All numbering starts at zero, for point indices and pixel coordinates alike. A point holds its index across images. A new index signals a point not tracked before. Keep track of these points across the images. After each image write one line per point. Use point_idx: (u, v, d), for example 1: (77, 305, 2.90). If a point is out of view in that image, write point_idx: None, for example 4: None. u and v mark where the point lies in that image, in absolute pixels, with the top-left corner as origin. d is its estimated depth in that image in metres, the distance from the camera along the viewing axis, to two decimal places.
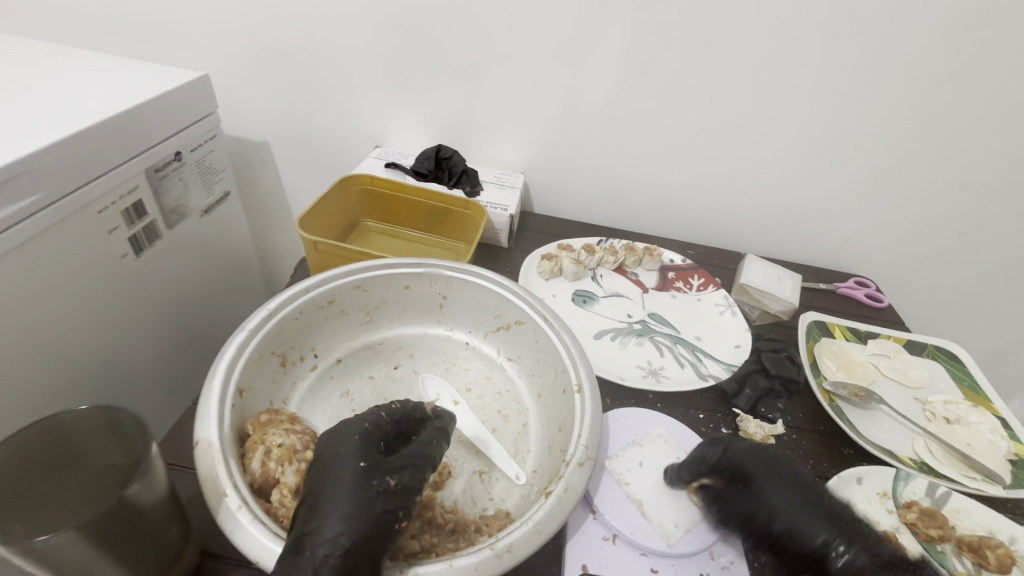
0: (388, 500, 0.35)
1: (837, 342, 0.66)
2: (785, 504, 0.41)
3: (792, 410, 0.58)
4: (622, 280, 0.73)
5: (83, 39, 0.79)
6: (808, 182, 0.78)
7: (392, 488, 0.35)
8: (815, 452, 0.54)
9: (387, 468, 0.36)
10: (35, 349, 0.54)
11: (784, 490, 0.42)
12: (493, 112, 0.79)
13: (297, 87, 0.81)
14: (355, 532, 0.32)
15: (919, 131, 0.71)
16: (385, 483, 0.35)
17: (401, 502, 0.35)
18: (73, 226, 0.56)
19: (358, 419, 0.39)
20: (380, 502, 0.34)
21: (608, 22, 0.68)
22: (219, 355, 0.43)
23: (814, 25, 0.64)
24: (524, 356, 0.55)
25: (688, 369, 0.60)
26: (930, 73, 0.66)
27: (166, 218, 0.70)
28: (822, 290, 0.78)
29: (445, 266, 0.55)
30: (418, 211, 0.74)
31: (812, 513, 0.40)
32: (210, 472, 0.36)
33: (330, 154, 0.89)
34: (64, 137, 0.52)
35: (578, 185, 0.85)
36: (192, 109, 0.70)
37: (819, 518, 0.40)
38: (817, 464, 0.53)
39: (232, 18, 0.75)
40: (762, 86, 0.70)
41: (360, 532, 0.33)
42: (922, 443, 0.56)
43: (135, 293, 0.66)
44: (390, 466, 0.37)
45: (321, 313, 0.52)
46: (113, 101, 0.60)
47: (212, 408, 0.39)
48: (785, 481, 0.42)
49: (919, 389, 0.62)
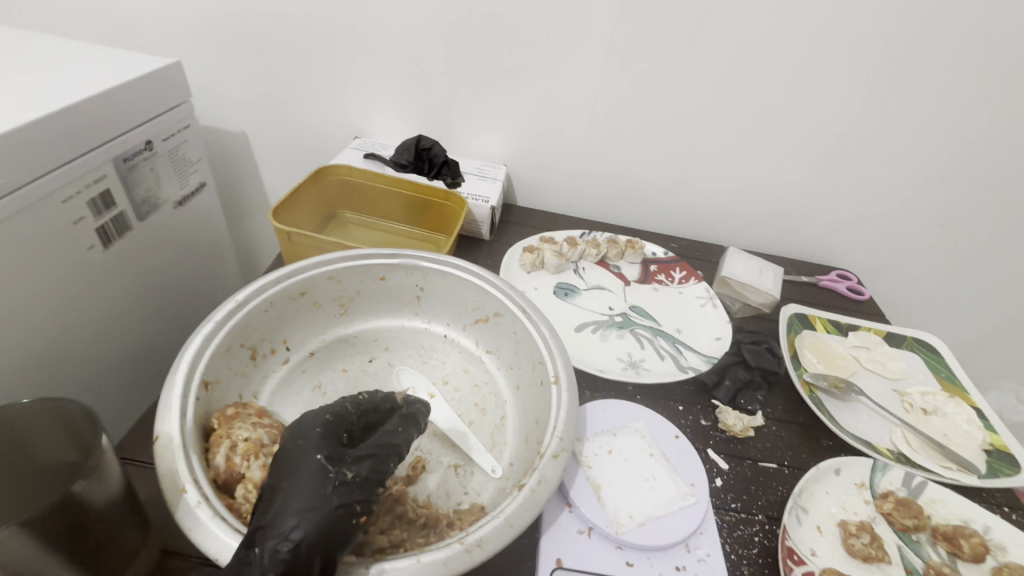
0: (349, 490, 0.33)
1: (817, 334, 0.66)
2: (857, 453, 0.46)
3: (772, 402, 0.58)
4: (604, 273, 0.72)
5: (50, 25, 0.77)
6: (790, 175, 0.78)
7: (353, 481, 0.34)
8: (796, 443, 0.54)
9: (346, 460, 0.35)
10: None
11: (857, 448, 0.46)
12: (475, 102, 0.78)
13: (274, 76, 0.79)
14: (311, 525, 0.31)
15: (900, 124, 0.71)
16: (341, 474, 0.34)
17: (361, 495, 0.34)
18: (34, 216, 0.54)
19: (321, 411, 0.38)
20: (339, 495, 0.33)
21: (589, 12, 0.67)
22: (183, 347, 0.41)
23: (794, 16, 0.64)
24: (502, 348, 0.54)
25: (668, 362, 0.60)
26: (909, 65, 0.66)
27: (136, 210, 0.68)
28: (804, 283, 0.78)
29: (422, 257, 0.54)
30: (397, 202, 0.73)
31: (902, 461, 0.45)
32: (169, 468, 0.34)
33: (309, 145, 0.87)
34: (21, 123, 0.50)
35: (561, 178, 0.84)
36: (164, 97, 0.68)
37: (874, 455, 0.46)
38: (797, 456, 0.53)
39: (205, 4, 0.73)
40: (743, 79, 0.70)
41: (317, 525, 0.31)
42: (900, 434, 0.56)
43: (103, 286, 0.64)
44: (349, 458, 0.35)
45: (293, 304, 0.50)
46: (77, 88, 0.58)
47: (174, 402, 0.38)
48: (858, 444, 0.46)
49: (897, 381, 0.63)
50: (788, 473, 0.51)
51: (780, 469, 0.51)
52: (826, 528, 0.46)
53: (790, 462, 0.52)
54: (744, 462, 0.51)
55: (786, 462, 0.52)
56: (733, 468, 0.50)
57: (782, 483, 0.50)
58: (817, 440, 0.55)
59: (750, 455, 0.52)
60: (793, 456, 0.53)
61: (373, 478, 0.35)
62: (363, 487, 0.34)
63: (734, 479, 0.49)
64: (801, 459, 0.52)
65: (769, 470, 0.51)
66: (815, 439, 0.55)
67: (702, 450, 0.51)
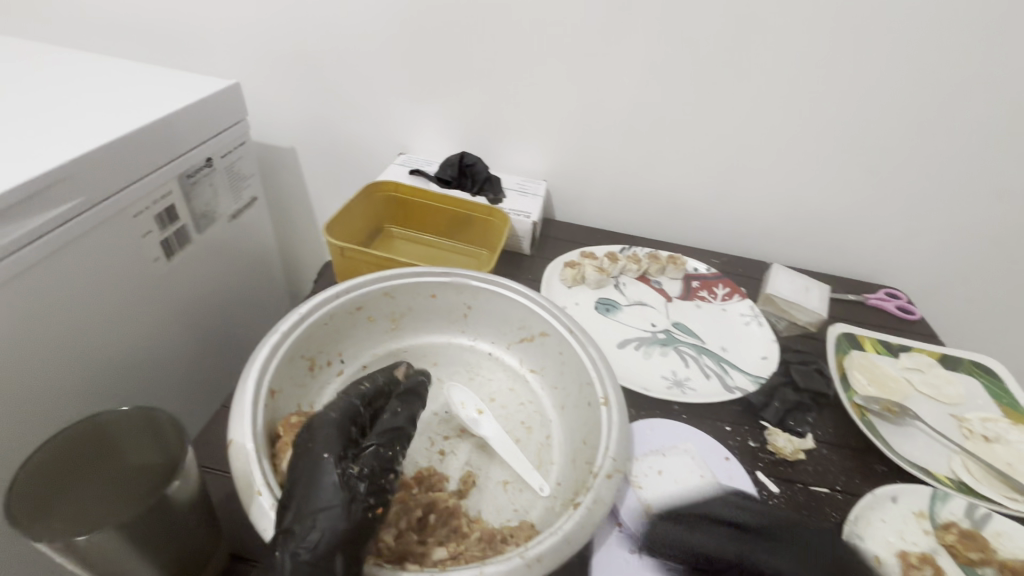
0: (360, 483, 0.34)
1: (867, 355, 0.65)
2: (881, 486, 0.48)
3: (822, 424, 0.56)
4: (645, 288, 0.72)
5: (122, 50, 0.83)
6: (837, 191, 0.77)
7: (364, 475, 0.35)
8: (848, 468, 0.53)
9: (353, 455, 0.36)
10: (73, 348, 0.56)
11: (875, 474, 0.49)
12: (517, 119, 0.80)
13: (324, 95, 0.83)
14: (337, 529, 0.32)
15: (953, 138, 0.69)
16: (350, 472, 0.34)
17: (372, 487, 0.34)
18: (109, 230, 0.57)
19: (330, 409, 0.39)
20: (350, 495, 0.33)
21: (633, 31, 0.68)
22: (253, 356, 0.43)
23: (842, 33, 0.63)
24: (548, 368, 0.55)
25: (714, 381, 0.59)
26: (963, 81, 0.64)
27: (196, 223, 0.71)
28: (850, 301, 0.76)
29: (472, 277, 0.55)
30: (441, 217, 0.75)
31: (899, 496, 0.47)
32: (244, 471, 0.36)
33: (355, 160, 0.90)
34: (102, 144, 0.54)
35: (600, 193, 0.85)
36: (225, 115, 0.72)
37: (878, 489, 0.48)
38: (849, 481, 0.51)
39: (263, 29, 0.77)
40: (789, 95, 0.69)
41: (337, 527, 0.32)
42: (959, 461, 0.54)
43: (165, 294, 0.68)
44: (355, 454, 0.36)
45: (349, 319, 0.52)
46: (149, 110, 0.61)
47: (246, 407, 0.40)
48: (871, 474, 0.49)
49: (954, 405, 0.61)
50: (840, 498, 0.50)
51: (832, 494, 0.50)
52: (885, 559, 0.45)
53: (843, 488, 0.51)
54: (795, 486, 0.50)
55: (839, 488, 0.51)
56: (784, 492, 0.49)
57: (836, 509, 0.49)
58: (870, 465, 0.53)
59: (800, 479, 0.51)
60: (847, 482, 0.51)
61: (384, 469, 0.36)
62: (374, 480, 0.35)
63: (785, 502, 0.48)
64: (854, 485, 0.51)
65: (822, 494, 0.50)
66: (867, 464, 0.53)
67: (751, 472, 0.51)
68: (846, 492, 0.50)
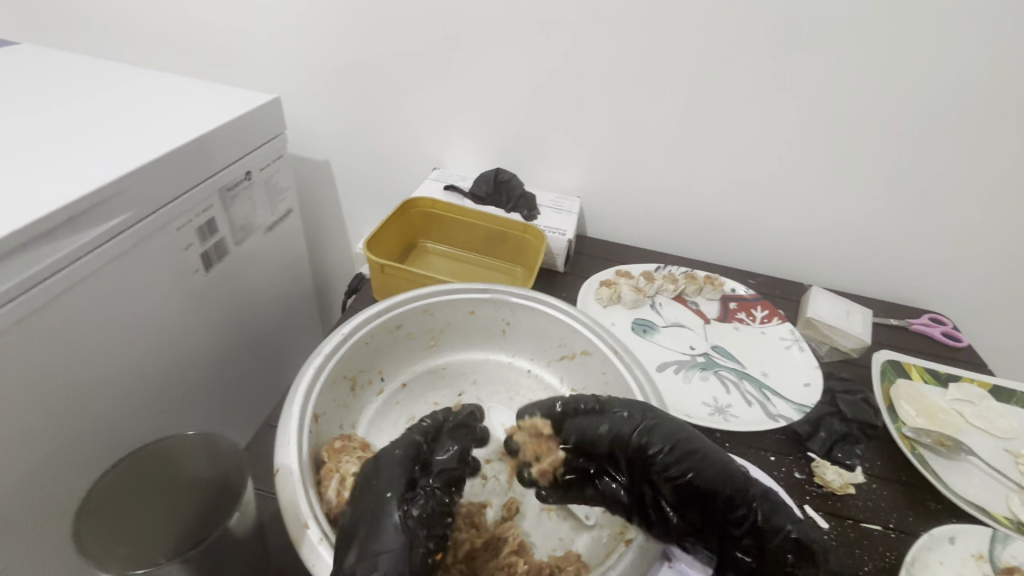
0: (420, 522, 0.35)
1: (914, 384, 0.63)
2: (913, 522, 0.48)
3: (871, 456, 0.55)
4: (682, 309, 0.71)
5: (167, 64, 0.84)
6: (880, 213, 0.75)
7: (423, 515, 0.35)
8: (900, 503, 0.51)
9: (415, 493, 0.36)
10: (120, 361, 0.57)
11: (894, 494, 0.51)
12: (552, 135, 0.79)
13: (360, 109, 0.83)
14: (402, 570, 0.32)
15: (1006, 161, 0.67)
16: (411, 513, 0.35)
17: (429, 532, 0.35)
18: (154, 244, 0.58)
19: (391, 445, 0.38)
20: (415, 536, 0.34)
21: (675, 51, 0.67)
22: (297, 378, 0.44)
23: (891, 55, 0.62)
24: (589, 388, 0.54)
25: (756, 408, 0.58)
26: (1017, 103, 0.63)
27: (234, 235, 0.72)
28: (893, 326, 0.74)
29: (511, 292, 0.55)
30: (476, 233, 0.75)
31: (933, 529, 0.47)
32: (292, 502, 0.36)
33: (388, 174, 0.91)
34: (149, 161, 0.54)
35: (634, 211, 0.84)
36: (264, 129, 0.73)
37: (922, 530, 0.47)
38: (903, 518, 0.49)
39: (304, 45, 0.78)
40: (833, 115, 0.68)
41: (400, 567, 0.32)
42: (1018, 501, 0.52)
43: (204, 306, 0.68)
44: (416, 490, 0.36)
45: (389, 337, 0.52)
46: (194, 125, 0.62)
47: (292, 433, 0.40)
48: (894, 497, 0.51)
49: (1009, 440, 0.58)
50: (894, 537, 0.48)
51: (887, 531, 0.48)
52: None
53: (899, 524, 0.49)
54: (845, 521, 0.48)
55: (892, 526, 0.48)
56: (834, 528, 0.48)
57: (890, 549, 0.47)
58: (923, 500, 0.51)
59: (851, 515, 0.49)
60: (901, 518, 0.49)
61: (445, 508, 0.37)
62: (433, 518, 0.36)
63: (835, 540, 0.47)
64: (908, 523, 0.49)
65: (874, 532, 0.48)
66: (921, 500, 0.51)
67: (800, 507, 0.49)
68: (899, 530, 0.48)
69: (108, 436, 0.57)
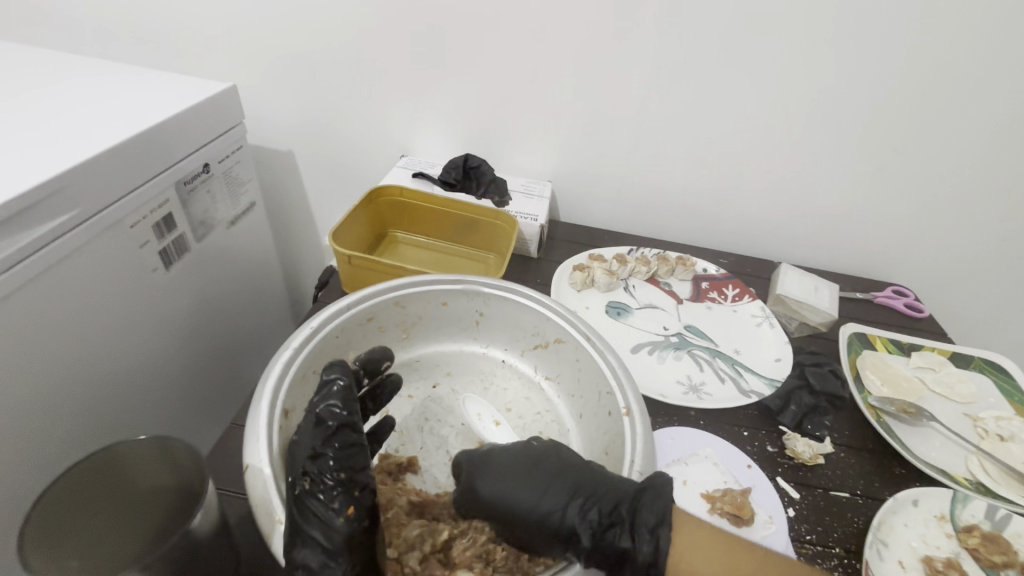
0: (333, 498, 0.34)
1: (879, 354, 0.65)
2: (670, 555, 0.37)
3: (475, 455, 0.42)
4: (655, 290, 0.72)
5: (113, 53, 0.80)
6: (845, 188, 0.76)
7: (337, 490, 0.34)
8: (512, 479, 0.40)
9: (317, 471, 0.34)
10: (74, 366, 0.54)
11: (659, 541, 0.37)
12: (520, 119, 0.78)
13: (320, 95, 0.81)
14: (333, 542, 0.32)
15: (964, 135, 0.68)
16: (332, 494, 0.34)
17: (337, 488, 0.34)
18: (107, 242, 0.55)
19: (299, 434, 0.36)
20: (347, 510, 0.34)
21: (638, 30, 0.66)
22: (264, 375, 0.42)
23: (850, 32, 0.62)
24: (564, 375, 0.54)
25: (729, 385, 0.59)
26: (971, 78, 0.64)
27: (194, 230, 0.69)
28: (859, 300, 0.76)
29: (483, 283, 0.54)
30: (447, 220, 0.74)
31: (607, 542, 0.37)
32: (263, 500, 0.35)
33: (354, 163, 0.88)
34: (96, 154, 0.51)
35: (606, 193, 0.84)
36: (220, 119, 0.69)
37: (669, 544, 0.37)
38: (518, 493, 0.39)
39: (257, 30, 0.75)
40: (796, 93, 0.68)
41: (336, 548, 0.32)
42: (976, 462, 0.54)
43: (164, 305, 0.66)
44: (320, 472, 0.34)
45: (360, 330, 0.51)
46: (144, 116, 0.59)
47: (261, 430, 0.38)
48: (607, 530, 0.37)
49: (968, 404, 0.60)
50: (862, 503, 0.49)
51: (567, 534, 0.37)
52: (908, 564, 0.45)
53: (646, 543, 0.37)
54: (816, 491, 0.49)
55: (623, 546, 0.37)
56: (805, 498, 0.49)
57: (858, 513, 0.48)
58: (552, 465, 0.41)
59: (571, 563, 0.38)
60: (537, 503, 0.39)
61: (357, 472, 0.35)
62: (354, 481, 0.35)
63: (806, 509, 0.48)
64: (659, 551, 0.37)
65: (843, 499, 0.49)
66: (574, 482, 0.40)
67: (772, 479, 0.50)
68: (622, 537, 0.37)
69: (64, 441, 0.55)
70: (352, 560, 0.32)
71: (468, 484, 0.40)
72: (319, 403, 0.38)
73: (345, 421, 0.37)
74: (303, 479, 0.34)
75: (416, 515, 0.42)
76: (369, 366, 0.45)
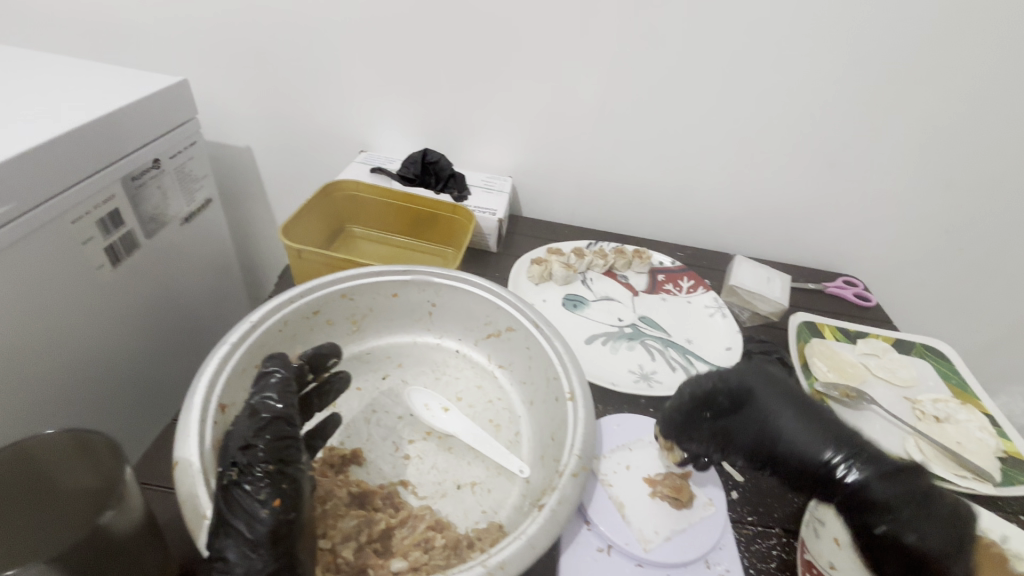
0: (259, 488, 0.33)
1: (826, 342, 0.67)
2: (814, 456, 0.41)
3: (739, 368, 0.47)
4: (612, 283, 0.73)
5: (60, 45, 0.78)
6: (795, 182, 0.78)
7: (264, 480, 0.33)
8: (779, 401, 0.44)
9: (246, 462, 0.34)
10: (7, 365, 0.53)
11: (808, 439, 0.42)
12: (480, 115, 0.78)
13: (278, 90, 0.80)
14: (256, 533, 0.31)
15: (906, 130, 0.71)
16: (258, 485, 0.33)
17: (263, 480, 0.33)
18: (46, 238, 0.54)
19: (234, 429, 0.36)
20: (272, 502, 0.32)
21: (593, 25, 0.67)
22: (200, 369, 0.41)
23: (795, 28, 0.64)
24: (515, 363, 0.55)
25: (680, 372, 0.60)
26: (909, 74, 0.66)
27: (144, 227, 0.68)
28: (810, 290, 0.79)
29: (433, 273, 0.54)
30: (405, 215, 0.74)
31: (824, 438, 0.42)
32: (189, 494, 0.34)
33: (315, 159, 0.88)
34: (32, 147, 0.50)
35: (566, 189, 0.85)
36: (171, 114, 0.68)
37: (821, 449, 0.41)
38: (783, 414, 0.43)
39: (212, 23, 0.73)
40: (746, 88, 0.70)
41: (257, 539, 0.31)
42: (913, 442, 0.55)
43: (110, 303, 0.64)
44: (249, 463, 0.34)
45: (306, 323, 0.51)
46: (87, 109, 0.58)
47: (192, 425, 0.37)
48: (798, 418, 0.43)
49: (908, 388, 0.63)
50: None
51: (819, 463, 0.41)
52: None
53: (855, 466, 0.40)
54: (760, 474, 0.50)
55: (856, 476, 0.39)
56: (748, 481, 0.49)
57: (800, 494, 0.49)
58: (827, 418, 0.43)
59: (789, 475, 0.42)
60: (792, 420, 0.43)
61: (287, 463, 0.35)
62: (283, 472, 0.34)
63: (748, 492, 0.48)
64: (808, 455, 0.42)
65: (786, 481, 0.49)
66: (776, 392, 0.45)
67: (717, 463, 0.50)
68: (876, 486, 0.38)
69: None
70: (273, 553, 0.31)
71: (745, 388, 0.45)
72: (255, 396, 0.38)
73: (279, 414, 0.37)
74: (232, 470, 0.34)
75: (356, 506, 0.41)
76: (314, 360, 0.45)
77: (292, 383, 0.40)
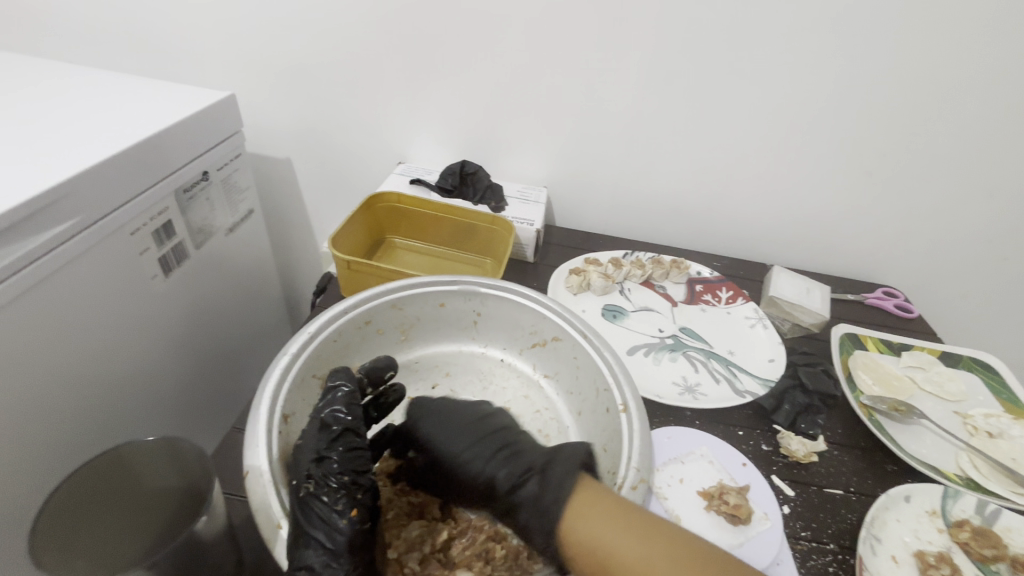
0: (336, 499, 0.34)
1: (870, 354, 0.66)
2: (465, 461, 0.42)
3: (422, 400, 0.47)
4: (650, 293, 0.73)
5: (113, 63, 0.81)
6: (834, 192, 0.78)
7: (340, 491, 0.34)
8: (445, 426, 0.44)
9: (322, 473, 0.35)
10: (74, 372, 0.55)
11: (456, 450, 0.42)
12: (516, 126, 0.79)
13: (318, 103, 0.82)
14: (336, 542, 0.33)
15: (948, 139, 0.70)
16: (336, 496, 0.34)
17: (338, 491, 0.34)
18: (108, 249, 0.56)
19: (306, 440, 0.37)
20: (350, 512, 0.34)
21: (631, 38, 0.68)
22: (264, 379, 0.42)
23: (836, 40, 0.64)
24: (562, 373, 0.55)
25: (724, 384, 0.60)
26: (953, 83, 0.66)
27: (193, 238, 0.70)
28: (850, 301, 0.78)
29: (480, 283, 0.55)
30: (445, 226, 0.75)
31: (492, 454, 0.42)
32: (263, 503, 0.35)
33: (352, 170, 0.89)
34: (97, 162, 0.52)
35: (600, 198, 0.85)
36: (219, 127, 0.70)
37: (487, 455, 0.42)
38: (452, 442, 0.43)
39: (256, 39, 0.76)
40: (785, 99, 0.70)
41: (338, 549, 0.32)
42: (966, 458, 0.55)
43: (163, 312, 0.66)
44: (324, 475, 0.35)
45: (358, 333, 0.52)
46: (145, 124, 0.60)
47: (262, 434, 0.38)
48: (461, 433, 0.44)
49: (957, 402, 0.62)
50: (855, 499, 0.50)
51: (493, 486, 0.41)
52: (901, 559, 0.45)
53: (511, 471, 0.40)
54: (810, 489, 0.50)
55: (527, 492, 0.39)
56: (799, 496, 0.50)
57: (853, 510, 0.49)
58: (473, 421, 0.45)
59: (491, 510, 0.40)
60: (457, 442, 0.43)
61: (359, 474, 0.36)
62: (358, 484, 0.35)
63: (801, 506, 0.49)
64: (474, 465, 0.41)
65: (837, 497, 0.50)
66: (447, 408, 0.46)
67: (768, 477, 0.51)
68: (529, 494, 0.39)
69: (68, 444, 0.56)
70: (352, 561, 0.33)
71: (413, 424, 0.45)
72: (324, 408, 0.39)
73: (348, 426, 0.38)
74: (308, 482, 0.35)
75: (416, 515, 0.42)
76: (372, 374, 0.46)
77: (357, 395, 0.41)
